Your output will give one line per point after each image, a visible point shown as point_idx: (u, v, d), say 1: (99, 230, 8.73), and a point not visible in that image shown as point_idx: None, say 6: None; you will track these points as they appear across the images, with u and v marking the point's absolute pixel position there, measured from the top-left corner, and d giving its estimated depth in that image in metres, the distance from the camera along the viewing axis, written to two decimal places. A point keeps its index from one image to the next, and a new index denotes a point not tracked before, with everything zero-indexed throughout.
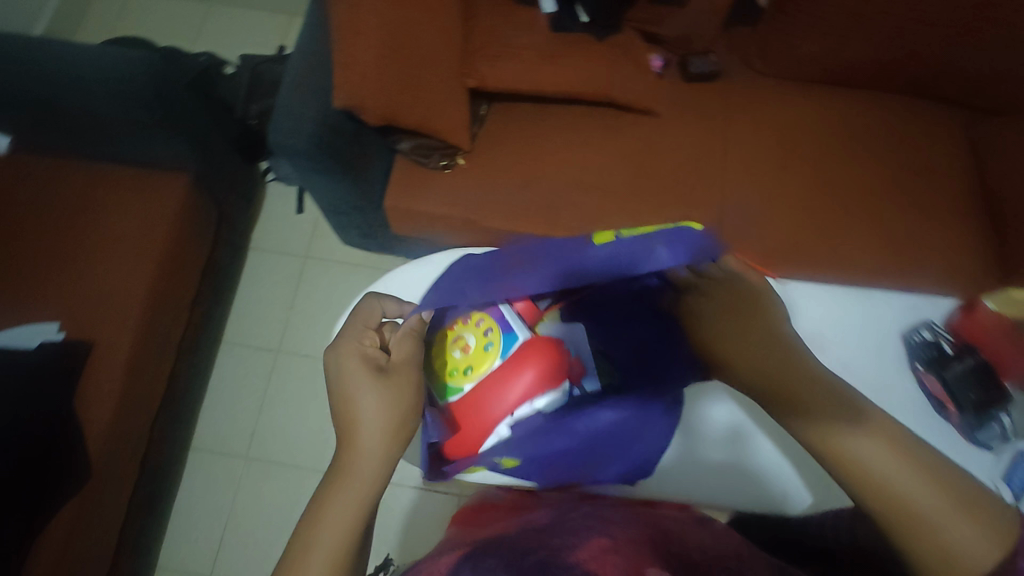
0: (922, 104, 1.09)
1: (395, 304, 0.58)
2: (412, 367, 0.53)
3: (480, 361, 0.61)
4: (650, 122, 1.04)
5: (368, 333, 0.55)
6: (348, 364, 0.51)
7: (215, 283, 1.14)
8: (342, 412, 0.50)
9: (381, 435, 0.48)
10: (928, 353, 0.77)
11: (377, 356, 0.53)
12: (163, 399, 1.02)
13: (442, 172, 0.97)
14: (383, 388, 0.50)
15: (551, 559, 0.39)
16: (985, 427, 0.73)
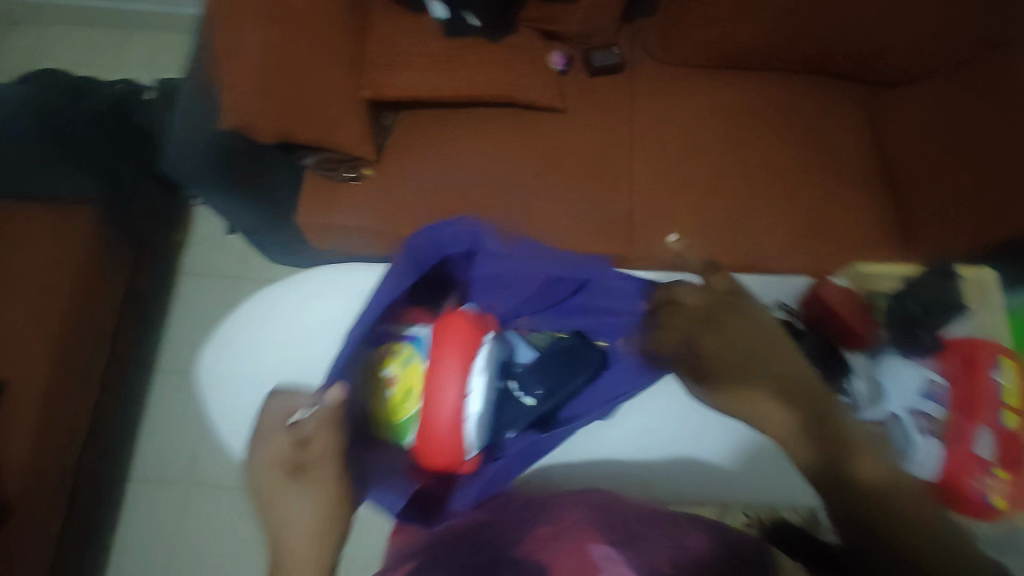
0: (814, 81, 1.06)
1: (297, 399, 0.64)
2: (326, 465, 0.61)
3: (414, 378, 0.70)
4: (557, 119, 1.02)
5: (281, 438, 0.61)
6: (271, 476, 0.60)
7: (142, 312, 1.11)
8: (273, 519, 0.58)
9: (316, 528, 0.57)
10: (788, 327, 0.72)
11: (290, 456, 0.60)
12: (97, 430, 1.00)
13: (350, 185, 0.98)
14: (299, 491, 0.59)
15: None
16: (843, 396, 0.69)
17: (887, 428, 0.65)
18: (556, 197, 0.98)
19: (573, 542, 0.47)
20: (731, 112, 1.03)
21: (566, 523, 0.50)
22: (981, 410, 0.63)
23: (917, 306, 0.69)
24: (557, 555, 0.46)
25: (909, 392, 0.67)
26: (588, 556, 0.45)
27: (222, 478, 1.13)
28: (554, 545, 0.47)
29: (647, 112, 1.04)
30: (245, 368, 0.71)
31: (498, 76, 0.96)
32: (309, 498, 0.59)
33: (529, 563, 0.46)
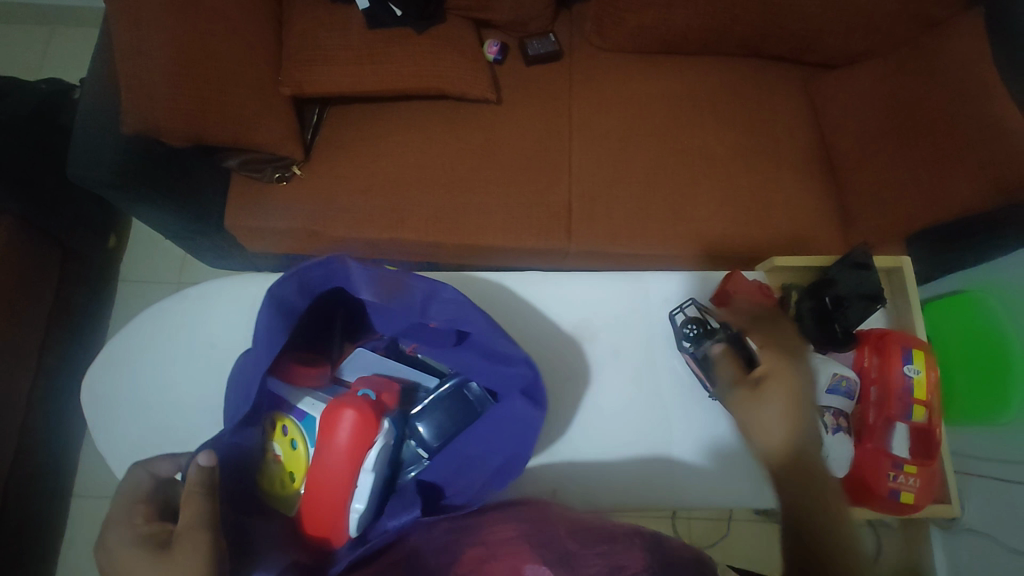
0: (756, 64, 1.05)
1: (167, 460, 0.50)
2: (199, 535, 0.42)
3: (299, 463, 0.54)
4: (491, 110, 0.99)
5: (137, 508, 0.45)
6: (123, 563, 0.41)
7: (74, 323, 1.07)
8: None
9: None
10: (693, 328, 0.64)
11: (155, 531, 0.43)
12: (25, 449, 0.96)
13: (279, 186, 0.95)
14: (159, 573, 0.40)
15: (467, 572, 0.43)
16: None
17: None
18: (493, 192, 0.95)
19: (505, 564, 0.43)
20: (674, 99, 1.01)
21: (498, 542, 0.45)
22: (892, 411, 0.64)
23: (831, 298, 0.67)
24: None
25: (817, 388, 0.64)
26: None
27: None
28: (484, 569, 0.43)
29: (586, 101, 1.02)
30: (127, 398, 0.63)
31: (425, 68, 0.92)
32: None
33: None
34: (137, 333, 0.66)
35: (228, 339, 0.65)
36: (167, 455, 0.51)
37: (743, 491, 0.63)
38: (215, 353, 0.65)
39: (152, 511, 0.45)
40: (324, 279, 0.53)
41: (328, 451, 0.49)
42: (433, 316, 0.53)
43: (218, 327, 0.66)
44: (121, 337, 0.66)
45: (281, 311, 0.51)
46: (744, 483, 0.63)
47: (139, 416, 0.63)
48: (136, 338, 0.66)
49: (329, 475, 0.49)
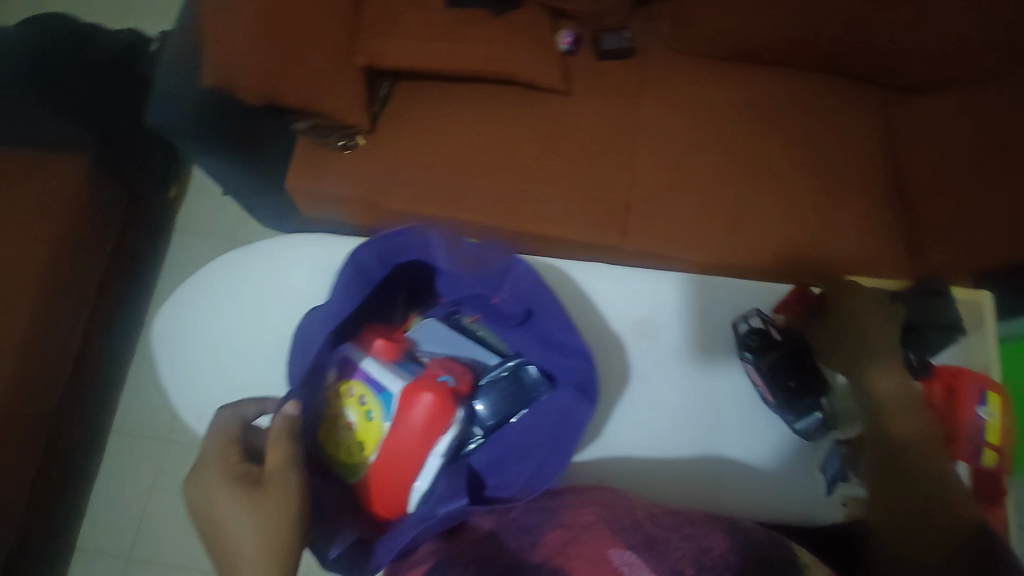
0: (837, 82, 1.02)
1: (253, 404, 0.52)
2: (289, 470, 0.45)
3: (371, 434, 0.55)
4: (558, 100, 0.99)
5: (229, 447, 0.47)
6: (217, 490, 0.44)
7: (130, 266, 1.10)
8: (214, 540, 0.42)
9: (268, 551, 0.42)
10: (754, 341, 0.63)
11: (244, 469, 0.45)
12: (72, 382, 1.00)
13: (341, 154, 0.96)
14: (250, 505, 0.43)
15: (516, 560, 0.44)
16: (804, 418, 0.62)
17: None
18: (551, 182, 0.95)
19: (591, 548, 0.43)
20: (745, 108, 0.99)
21: (580, 527, 0.46)
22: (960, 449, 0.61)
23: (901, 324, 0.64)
24: (572, 560, 0.43)
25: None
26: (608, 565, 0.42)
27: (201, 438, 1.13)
28: (569, 551, 0.44)
29: (654, 101, 1.00)
30: (192, 339, 0.65)
31: (499, 52, 0.93)
32: (256, 520, 0.42)
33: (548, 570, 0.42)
34: (207, 276, 0.68)
35: (293, 293, 0.65)
36: (253, 399, 0.53)
37: (782, 501, 0.62)
38: (280, 307, 0.65)
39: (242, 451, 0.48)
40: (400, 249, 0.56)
41: (403, 428, 0.52)
42: (506, 293, 0.54)
43: (285, 281, 0.66)
44: (193, 281, 0.68)
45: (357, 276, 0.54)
46: (784, 493, 0.63)
47: (204, 358, 0.65)
48: (205, 281, 0.67)
49: (402, 450, 0.52)
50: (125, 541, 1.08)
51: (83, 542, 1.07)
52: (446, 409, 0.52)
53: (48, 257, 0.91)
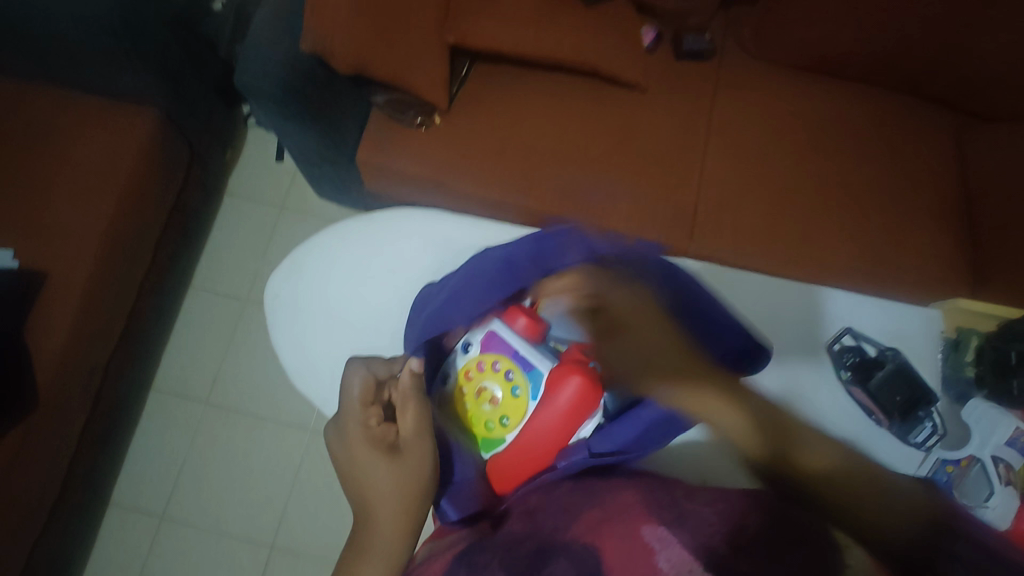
0: (916, 104, 1.02)
1: (384, 365, 0.56)
2: (423, 438, 0.51)
3: (516, 409, 0.59)
4: (635, 97, 0.98)
5: (370, 411, 0.52)
6: (358, 450, 0.49)
7: (184, 225, 1.09)
8: (357, 492, 0.48)
9: (403, 508, 0.47)
10: (851, 359, 0.65)
11: (384, 433, 0.51)
12: (123, 336, 0.99)
13: (417, 131, 0.95)
14: (390, 465, 0.48)
15: (548, 542, 0.41)
16: (915, 429, 0.64)
17: (967, 473, 0.64)
18: (624, 177, 0.94)
19: (623, 528, 0.40)
20: (823, 121, 0.99)
21: (618, 508, 0.43)
22: None
23: (1017, 354, 0.65)
24: (605, 542, 0.39)
25: (993, 440, 0.64)
26: (639, 543, 0.38)
27: (239, 402, 1.13)
28: (603, 532, 0.41)
29: (732, 106, 1.00)
30: (301, 303, 0.66)
31: (586, 42, 0.92)
32: (397, 480, 0.48)
33: (579, 552, 0.39)
34: (319, 243, 0.68)
35: (412, 264, 0.67)
36: (381, 360, 0.57)
37: None
38: (397, 277, 0.67)
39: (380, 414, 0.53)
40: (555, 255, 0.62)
41: (548, 410, 0.56)
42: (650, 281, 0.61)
43: (402, 253, 0.67)
44: (308, 246, 0.69)
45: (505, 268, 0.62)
46: None
47: (310, 324, 0.65)
48: (317, 247, 0.68)
49: (546, 432, 0.56)
50: (159, 500, 1.08)
51: (118, 495, 1.07)
52: (594, 396, 0.55)
53: (114, 209, 0.90)
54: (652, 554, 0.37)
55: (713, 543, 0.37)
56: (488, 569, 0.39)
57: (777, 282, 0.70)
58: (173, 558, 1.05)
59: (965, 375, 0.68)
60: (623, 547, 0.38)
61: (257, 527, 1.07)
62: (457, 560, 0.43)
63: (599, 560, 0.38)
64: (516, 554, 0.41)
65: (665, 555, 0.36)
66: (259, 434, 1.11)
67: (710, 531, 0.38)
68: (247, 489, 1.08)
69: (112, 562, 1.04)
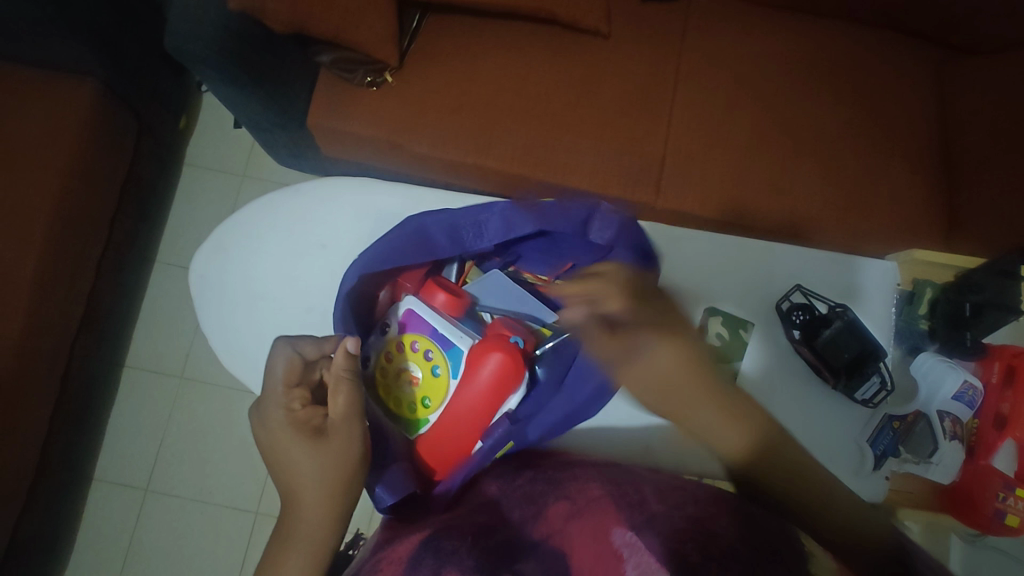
0: (894, 42, 0.97)
1: (312, 345, 0.54)
2: (352, 423, 0.50)
3: (438, 389, 0.59)
4: (598, 44, 0.93)
5: (294, 393, 0.52)
6: (281, 436, 0.49)
7: (140, 199, 1.06)
8: (281, 477, 0.49)
9: (328, 492, 0.47)
10: (800, 316, 0.63)
11: (309, 416, 0.51)
12: (86, 318, 0.97)
13: (368, 91, 0.91)
14: (314, 452, 0.48)
15: (516, 537, 0.43)
16: (863, 383, 0.62)
17: (915, 427, 0.63)
18: (588, 131, 0.90)
19: (595, 525, 0.42)
20: (794, 61, 0.94)
21: (584, 500, 0.45)
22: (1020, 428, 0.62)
23: (971, 306, 0.65)
24: (574, 537, 0.42)
25: (942, 393, 0.64)
26: (610, 547, 0.40)
27: (214, 377, 1.13)
28: (571, 527, 0.43)
29: (699, 51, 0.95)
30: (233, 280, 0.64)
31: None
32: (321, 465, 0.48)
33: (548, 550, 0.41)
34: (247, 216, 0.66)
35: (342, 237, 0.65)
36: (311, 339, 0.55)
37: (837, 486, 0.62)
38: (329, 250, 0.65)
39: (305, 396, 0.53)
40: (473, 227, 0.59)
41: (469, 389, 0.57)
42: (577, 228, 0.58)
43: (332, 225, 0.65)
44: (235, 221, 0.66)
45: (423, 243, 0.58)
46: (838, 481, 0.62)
47: (245, 303, 0.64)
48: (245, 221, 0.66)
49: (472, 409, 0.57)
50: (142, 475, 1.09)
51: (102, 473, 1.09)
52: (516, 371, 0.57)
53: (60, 187, 0.87)
54: (621, 555, 0.39)
55: (684, 550, 0.38)
56: (456, 558, 0.40)
57: (729, 238, 0.67)
58: (160, 529, 1.07)
59: (919, 328, 0.67)
60: (592, 547, 0.40)
61: (241, 497, 1.08)
62: (422, 546, 0.43)
63: (568, 559, 0.40)
64: (482, 545, 0.42)
65: (632, 560, 0.38)
66: (235, 408, 1.12)
67: (682, 538, 0.39)
68: (227, 461, 1.10)
69: (102, 536, 1.07)
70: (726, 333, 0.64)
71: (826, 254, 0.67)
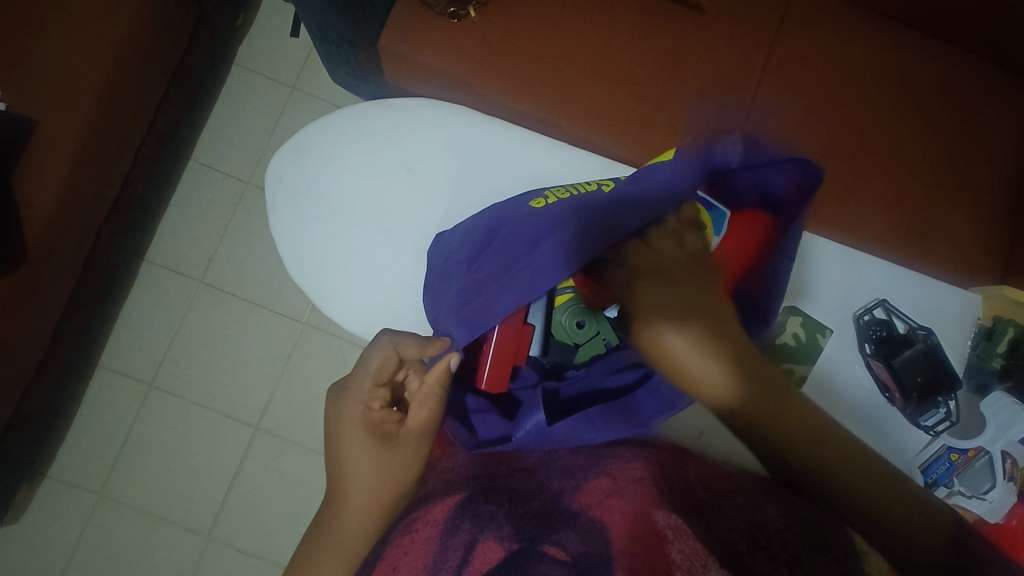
0: (995, 75, 0.93)
1: (416, 347, 0.52)
2: (425, 442, 0.50)
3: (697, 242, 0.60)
4: (693, 19, 0.89)
5: (377, 393, 0.51)
6: (350, 434, 0.49)
7: (186, 91, 1.02)
8: (341, 474, 0.48)
9: (375, 502, 0.47)
10: (878, 333, 0.64)
11: (384, 420, 0.50)
12: (115, 203, 0.94)
13: (448, 22, 0.86)
14: (380, 460, 0.48)
15: (554, 505, 0.42)
16: (927, 412, 0.64)
17: (974, 462, 0.64)
18: (665, 107, 0.87)
19: (633, 505, 0.41)
20: (890, 73, 0.91)
21: (625, 479, 0.44)
22: None
23: None
24: (614, 515, 0.40)
25: (1008, 435, 0.65)
26: (652, 526, 0.39)
27: (234, 286, 1.11)
28: (610, 502, 0.42)
29: (793, 48, 0.91)
30: (314, 182, 0.65)
31: None
32: (380, 477, 0.47)
33: (587, 522, 0.40)
34: (339, 122, 0.66)
35: (425, 162, 0.65)
36: (415, 339, 0.53)
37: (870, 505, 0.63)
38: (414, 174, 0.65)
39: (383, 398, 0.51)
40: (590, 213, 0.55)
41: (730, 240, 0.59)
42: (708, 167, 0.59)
43: (419, 150, 0.65)
44: (320, 129, 0.66)
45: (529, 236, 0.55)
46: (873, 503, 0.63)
47: (322, 210, 0.65)
48: (336, 127, 0.66)
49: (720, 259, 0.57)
50: (148, 370, 1.08)
51: (110, 362, 1.08)
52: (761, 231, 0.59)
53: (113, 62, 0.83)
54: (665, 536, 0.38)
55: (731, 540, 0.38)
56: (495, 523, 0.41)
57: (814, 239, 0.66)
58: (160, 427, 1.07)
59: (991, 366, 0.67)
60: (632, 527, 0.39)
61: (243, 409, 1.08)
62: (460, 508, 0.43)
63: (607, 534, 0.39)
64: (520, 512, 0.42)
65: (677, 545, 0.37)
66: (250, 321, 1.10)
67: (729, 528, 0.39)
68: (236, 371, 1.09)
69: (99, 423, 1.06)
70: (803, 333, 0.64)
71: (906, 273, 0.67)
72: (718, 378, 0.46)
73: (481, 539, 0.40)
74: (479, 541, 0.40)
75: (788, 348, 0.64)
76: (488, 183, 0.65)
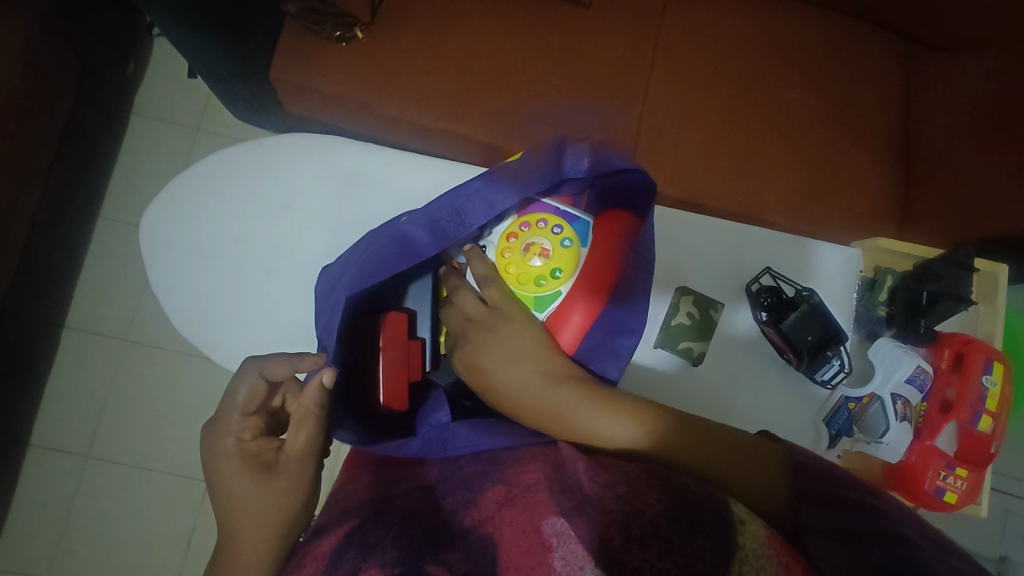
0: (868, 34, 0.98)
1: (284, 366, 0.53)
2: (306, 463, 0.52)
3: (568, 260, 0.68)
4: (578, 14, 0.91)
5: (247, 422, 0.52)
6: (228, 467, 0.50)
7: (77, 146, 0.98)
8: (225, 509, 0.49)
9: (267, 531, 0.48)
10: (768, 298, 0.68)
11: (260, 448, 0.51)
12: (17, 274, 0.90)
13: (337, 46, 0.86)
14: (262, 487, 0.49)
15: (446, 524, 0.42)
16: (822, 368, 0.68)
17: (868, 409, 0.70)
18: (561, 104, 0.88)
19: (526, 517, 0.40)
20: (771, 43, 0.95)
21: (521, 486, 0.44)
22: (959, 411, 0.69)
23: (928, 294, 0.70)
24: (505, 526, 0.40)
25: (895, 377, 0.70)
26: (540, 536, 0.38)
27: (162, 340, 1.08)
28: (502, 514, 0.41)
29: (678, 31, 0.93)
30: (198, 228, 0.65)
31: None
32: (265, 504, 0.49)
33: (475, 540, 0.39)
34: (214, 168, 0.66)
35: (304, 198, 0.67)
36: (282, 356, 0.54)
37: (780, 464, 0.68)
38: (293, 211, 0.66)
39: (257, 427, 0.53)
40: (452, 217, 0.56)
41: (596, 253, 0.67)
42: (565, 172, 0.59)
43: (298, 187, 0.67)
44: (191, 176, 0.67)
45: (408, 247, 0.54)
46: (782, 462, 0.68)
47: (214, 256, 0.65)
48: (216, 174, 0.66)
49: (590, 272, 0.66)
50: (82, 439, 1.04)
51: (38, 436, 1.03)
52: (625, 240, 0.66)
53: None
54: (550, 545, 0.37)
55: (607, 535, 0.36)
56: (380, 550, 0.40)
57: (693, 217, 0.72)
58: (101, 496, 1.03)
59: (876, 314, 0.73)
60: (522, 538, 0.38)
61: (187, 463, 1.05)
62: (346, 540, 0.43)
63: (496, 551, 0.38)
64: (409, 534, 0.41)
65: (558, 551, 0.36)
66: (184, 372, 1.07)
67: (608, 520, 0.37)
68: (175, 426, 1.05)
69: (36, 503, 1.02)
70: (696, 312, 0.69)
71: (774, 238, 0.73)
72: (547, 400, 0.55)
73: (366, 567, 0.39)
74: (364, 570, 0.39)
75: (684, 328, 0.68)
76: (368, 208, 0.67)
